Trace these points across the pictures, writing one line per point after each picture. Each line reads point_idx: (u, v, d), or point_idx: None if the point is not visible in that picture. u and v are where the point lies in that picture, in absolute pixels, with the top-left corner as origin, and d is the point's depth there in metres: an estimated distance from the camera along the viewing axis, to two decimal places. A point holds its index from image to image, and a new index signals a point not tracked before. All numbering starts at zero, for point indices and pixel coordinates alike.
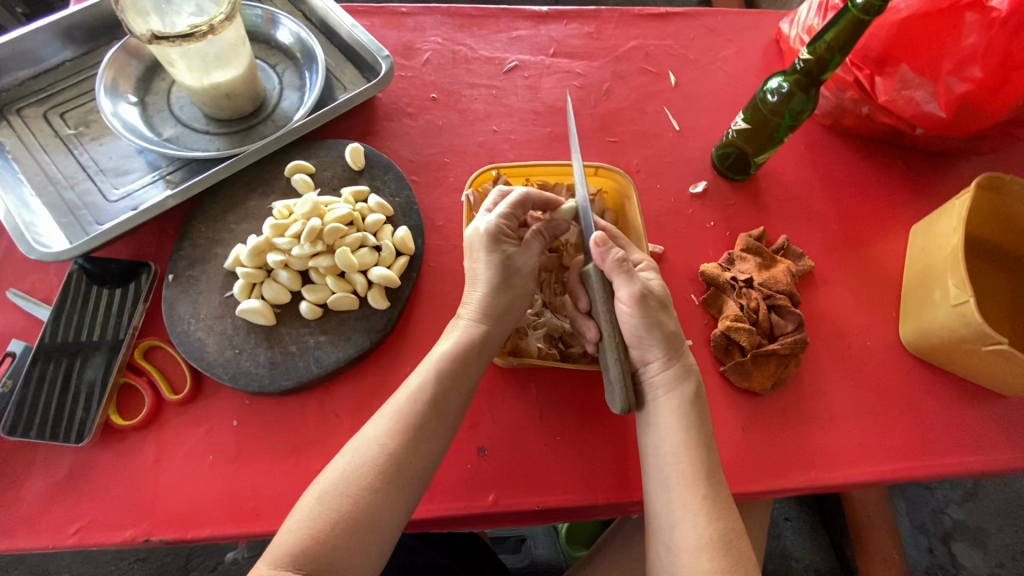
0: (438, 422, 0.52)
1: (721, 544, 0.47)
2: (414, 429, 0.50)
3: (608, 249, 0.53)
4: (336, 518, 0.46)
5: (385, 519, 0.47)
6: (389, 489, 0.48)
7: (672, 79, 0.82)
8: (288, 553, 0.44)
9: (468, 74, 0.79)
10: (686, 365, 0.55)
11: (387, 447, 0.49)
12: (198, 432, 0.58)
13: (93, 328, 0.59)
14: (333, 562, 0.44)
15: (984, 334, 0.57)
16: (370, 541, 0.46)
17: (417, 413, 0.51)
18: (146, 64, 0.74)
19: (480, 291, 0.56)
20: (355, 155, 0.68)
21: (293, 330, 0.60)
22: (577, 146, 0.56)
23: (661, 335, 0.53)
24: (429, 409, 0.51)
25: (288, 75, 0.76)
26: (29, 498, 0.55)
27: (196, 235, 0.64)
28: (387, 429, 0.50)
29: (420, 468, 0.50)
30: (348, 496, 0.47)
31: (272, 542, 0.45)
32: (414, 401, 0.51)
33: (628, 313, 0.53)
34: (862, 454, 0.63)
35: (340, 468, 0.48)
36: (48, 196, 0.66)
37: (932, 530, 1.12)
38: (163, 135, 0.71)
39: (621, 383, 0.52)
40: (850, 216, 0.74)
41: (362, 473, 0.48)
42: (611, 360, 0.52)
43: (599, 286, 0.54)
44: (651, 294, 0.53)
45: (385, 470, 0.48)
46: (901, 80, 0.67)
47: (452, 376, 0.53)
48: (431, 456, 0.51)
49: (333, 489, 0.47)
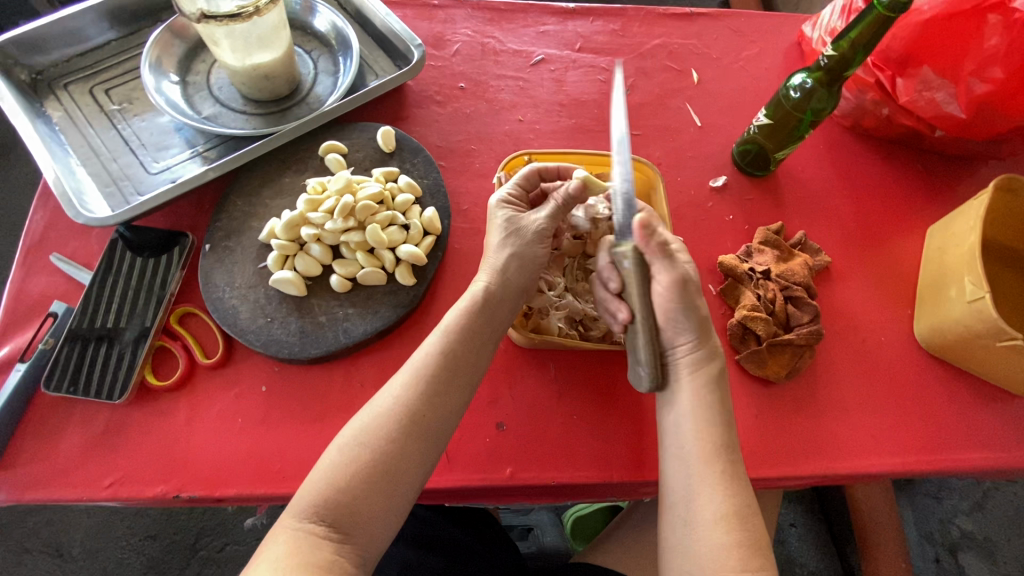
0: (450, 379, 0.53)
1: (737, 517, 0.49)
2: (430, 386, 0.52)
3: (650, 235, 0.53)
4: (357, 473, 0.47)
5: (408, 477, 0.49)
6: (412, 451, 0.49)
7: (695, 77, 0.83)
8: (313, 505, 0.46)
9: (495, 65, 0.81)
10: (712, 348, 0.56)
11: (402, 401, 0.51)
12: (228, 396, 0.60)
13: (132, 293, 0.62)
14: (356, 515, 0.46)
15: (999, 329, 0.58)
16: (393, 498, 0.48)
17: (436, 374, 0.53)
18: (189, 45, 0.77)
19: (500, 255, 0.58)
20: (386, 138, 0.71)
21: (323, 302, 0.62)
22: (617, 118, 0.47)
23: (695, 319, 0.55)
24: (443, 366, 0.53)
25: (322, 61, 0.78)
26: (65, 451, 0.57)
27: (232, 208, 0.67)
28: (404, 386, 0.52)
29: (437, 424, 0.51)
30: (370, 452, 0.48)
31: (296, 496, 0.47)
32: (428, 358, 0.53)
33: (664, 294, 0.54)
34: (874, 446, 0.63)
35: (358, 424, 0.50)
36: (92, 167, 0.69)
37: (939, 540, 1.12)
38: (203, 113, 0.73)
39: (651, 363, 0.54)
40: (868, 215, 0.76)
41: (382, 427, 0.50)
42: (644, 339, 0.53)
43: (636, 275, 0.52)
44: (690, 279, 0.54)
45: (405, 428, 0.50)
46: (922, 82, 0.69)
47: (463, 336, 0.55)
48: (447, 418, 0.52)
49: (354, 444, 0.49)
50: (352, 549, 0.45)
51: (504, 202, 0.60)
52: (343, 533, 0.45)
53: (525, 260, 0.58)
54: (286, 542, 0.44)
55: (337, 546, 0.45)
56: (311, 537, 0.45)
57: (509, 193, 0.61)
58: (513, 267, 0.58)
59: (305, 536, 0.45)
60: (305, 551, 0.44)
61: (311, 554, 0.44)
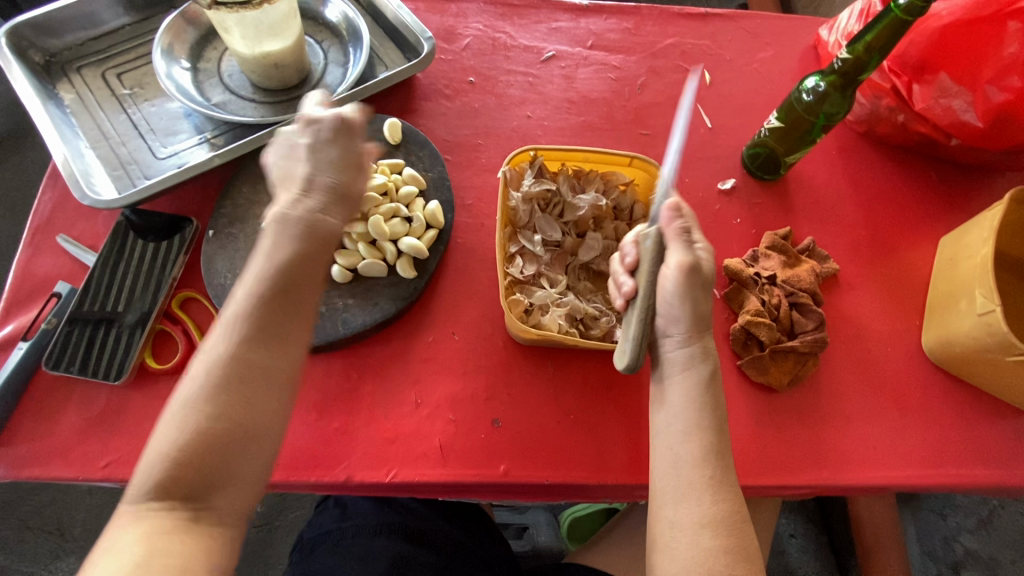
0: (268, 321, 0.45)
1: (724, 525, 0.49)
2: (248, 328, 0.44)
3: (676, 216, 0.54)
4: (201, 436, 0.41)
5: (266, 433, 0.44)
6: (257, 406, 0.44)
7: (707, 78, 0.82)
8: (156, 480, 0.40)
9: (506, 60, 0.81)
10: (705, 348, 0.54)
11: (242, 352, 0.44)
12: None
13: (134, 276, 0.62)
14: (209, 479, 0.41)
15: (1008, 344, 0.57)
16: (252, 452, 0.43)
17: (247, 317, 0.45)
18: (201, 31, 0.77)
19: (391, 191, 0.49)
20: (393, 130, 0.70)
21: (324, 292, 0.62)
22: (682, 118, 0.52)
23: (692, 314, 0.53)
24: (255, 309, 0.45)
25: (332, 52, 0.78)
26: (64, 431, 0.57)
27: (237, 195, 0.67)
28: (236, 331, 0.44)
29: (270, 369, 0.45)
30: (228, 411, 0.42)
31: (142, 467, 0.41)
32: (248, 301, 0.45)
33: (672, 283, 0.52)
34: (875, 457, 0.62)
35: (195, 384, 0.43)
36: (102, 150, 0.70)
37: (942, 558, 1.10)
38: (212, 100, 0.74)
39: (636, 344, 0.52)
40: (879, 223, 0.74)
41: (217, 380, 0.43)
42: (636, 319, 0.53)
43: (652, 252, 0.54)
44: (700, 270, 0.52)
45: (235, 372, 0.43)
46: (939, 89, 0.68)
47: (276, 276, 0.46)
48: (282, 362, 0.45)
49: (206, 400, 0.42)
50: (212, 510, 0.41)
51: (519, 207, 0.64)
52: (193, 502, 0.41)
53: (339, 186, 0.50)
54: (133, 526, 0.39)
55: (191, 511, 0.40)
56: (155, 517, 0.40)
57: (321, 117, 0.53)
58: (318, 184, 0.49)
59: (152, 514, 0.40)
60: (153, 535, 0.39)
61: (157, 535, 0.39)
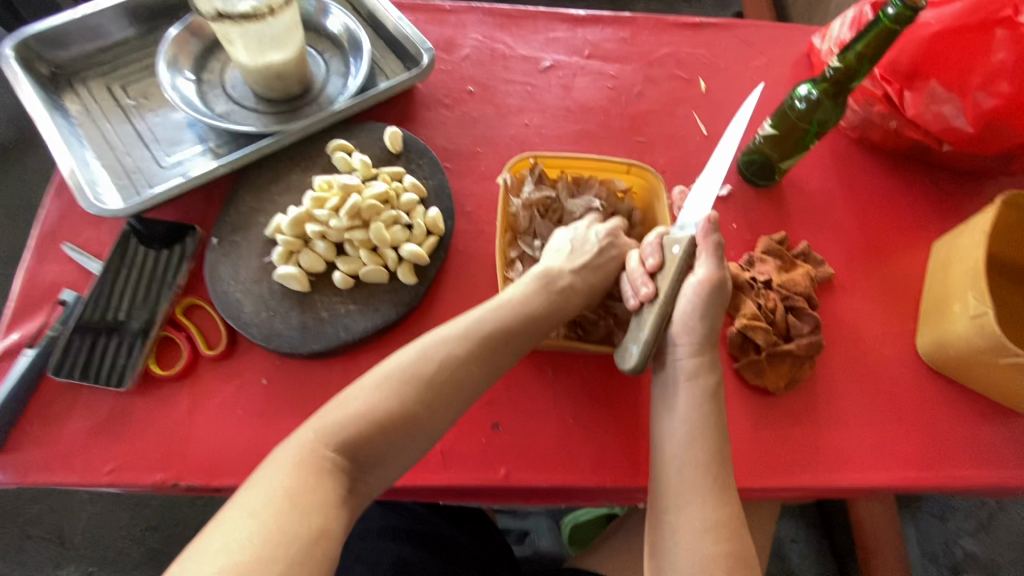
0: (498, 348, 0.54)
1: (726, 530, 0.50)
2: (479, 347, 0.53)
3: (711, 232, 0.57)
4: (371, 425, 0.46)
5: (425, 434, 0.49)
6: (435, 417, 0.49)
7: (702, 86, 0.84)
8: (335, 441, 0.45)
9: (504, 70, 0.82)
10: (714, 360, 0.58)
11: (455, 361, 0.51)
12: (229, 388, 0.61)
13: (140, 284, 0.63)
14: (366, 458, 0.46)
15: (1001, 346, 0.58)
16: (403, 447, 0.48)
17: (483, 343, 0.53)
18: (204, 43, 0.78)
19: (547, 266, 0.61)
20: (394, 139, 0.71)
21: (326, 298, 0.63)
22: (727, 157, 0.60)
23: (708, 328, 0.57)
24: (495, 334, 0.54)
25: (334, 62, 0.80)
26: (69, 436, 0.58)
27: (240, 204, 0.68)
28: (454, 342, 0.52)
29: (475, 390, 0.52)
30: (409, 400, 0.48)
31: (299, 443, 0.45)
32: (485, 324, 0.54)
33: (694, 292, 0.57)
34: (871, 459, 0.63)
35: (367, 384, 0.48)
36: (107, 160, 0.71)
37: (943, 561, 1.10)
38: (215, 110, 0.75)
39: (649, 345, 0.55)
40: (873, 228, 0.75)
41: (428, 378, 0.49)
42: (653, 322, 0.55)
43: (684, 256, 0.56)
44: (722, 286, 0.57)
45: (447, 377, 0.50)
46: (930, 95, 0.69)
47: (516, 310, 0.56)
48: (483, 385, 0.53)
49: (395, 387, 0.48)
50: (353, 494, 0.45)
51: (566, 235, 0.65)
52: (351, 472, 0.45)
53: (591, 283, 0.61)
54: (294, 465, 0.43)
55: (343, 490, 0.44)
56: (320, 468, 0.43)
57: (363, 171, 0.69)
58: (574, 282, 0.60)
59: (307, 480, 0.42)
60: (311, 481, 0.42)
61: (316, 484, 0.42)
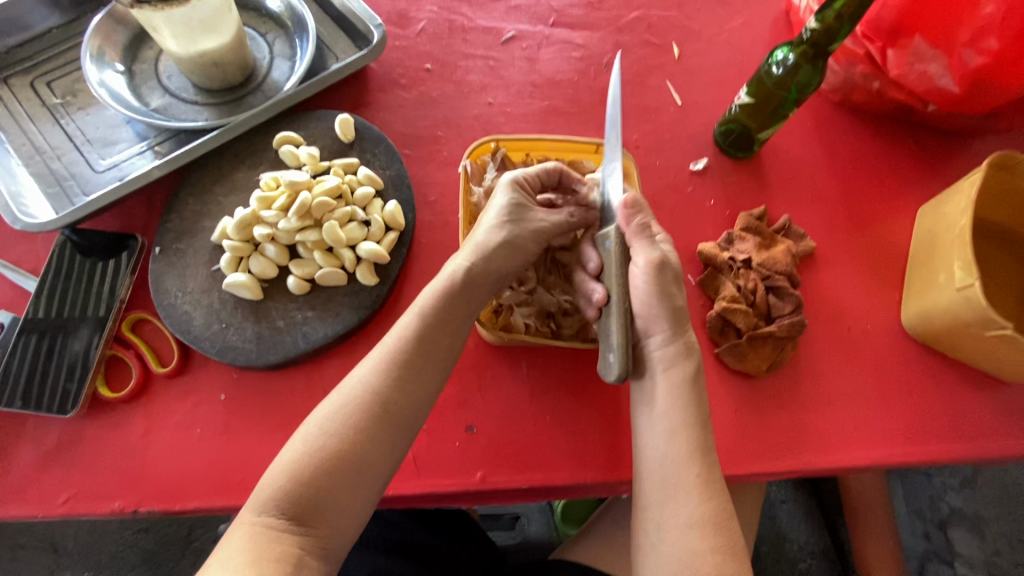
0: (423, 362, 0.50)
1: (712, 523, 0.49)
2: (400, 368, 0.49)
3: (634, 214, 0.54)
4: (318, 465, 0.44)
5: (374, 466, 0.46)
6: (384, 442, 0.47)
7: (675, 52, 0.79)
8: (273, 499, 0.43)
9: (463, 44, 0.76)
10: (688, 343, 0.55)
11: (375, 388, 0.48)
12: (185, 406, 0.57)
13: (80, 301, 0.59)
14: (319, 507, 0.44)
15: (988, 319, 0.55)
16: (358, 487, 0.45)
17: (410, 357, 0.50)
18: (133, 31, 0.72)
19: (487, 232, 0.54)
20: (345, 127, 0.66)
21: (281, 305, 0.60)
22: (615, 118, 0.55)
23: (670, 309, 0.53)
24: (416, 349, 0.50)
25: (278, 45, 0.74)
26: (19, 468, 0.55)
27: (183, 207, 0.64)
28: (371, 371, 0.49)
29: (411, 408, 0.49)
30: (334, 442, 0.45)
31: (255, 494, 0.44)
32: (400, 341, 0.50)
33: (643, 280, 0.53)
34: (856, 439, 0.61)
35: (313, 423, 0.47)
36: (35, 166, 0.65)
37: (929, 517, 1.10)
38: (151, 105, 0.69)
39: (623, 348, 0.51)
40: (856, 196, 0.72)
41: (350, 415, 0.47)
42: (617, 323, 0.52)
43: (617, 257, 0.54)
44: (668, 264, 0.53)
45: (370, 407, 0.47)
46: (914, 53, 0.65)
47: (437, 318, 0.51)
48: (419, 400, 0.49)
49: (318, 432, 0.46)
50: (314, 538, 0.43)
51: (519, 185, 0.56)
52: (305, 526, 0.43)
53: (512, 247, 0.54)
54: (241, 538, 0.42)
55: (300, 539, 0.42)
56: (268, 532, 0.42)
57: (318, 168, 0.64)
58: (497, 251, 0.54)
59: (263, 534, 0.42)
60: (261, 547, 0.41)
61: (269, 550, 0.41)
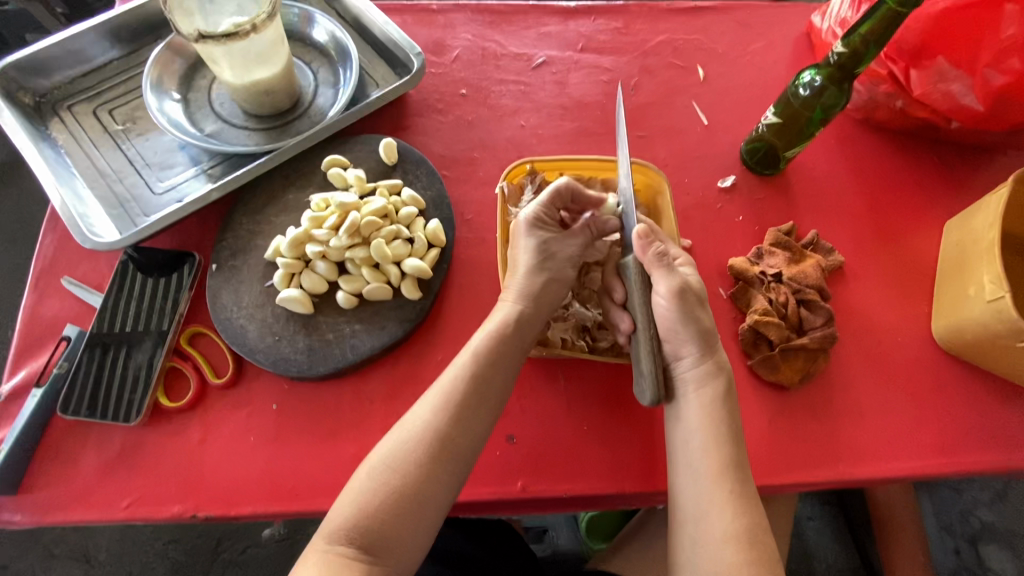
0: (478, 401, 0.52)
1: (747, 539, 0.50)
2: (457, 407, 0.51)
3: (650, 244, 0.55)
4: (383, 497, 0.47)
5: (436, 501, 0.49)
6: (442, 477, 0.49)
7: (700, 74, 0.81)
8: (342, 527, 0.46)
9: (496, 69, 0.80)
10: (717, 362, 0.56)
11: (433, 426, 0.50)
12: (240, 415, 0.60)
13: (141, 316, 0.62)
14: (384, 536, 0.46)
15: (1019, 331, 0.56)
16: (420, 520, 0.48)
17: (464, 399, 0.52)
18: (189, 62, 0.77)
19: (522, 273, 0.58)
20: (389, 150, 0.70)
21: (330, 319, 0.62)
22: (624, 142, 0.58)
23: (696, 331, 0.55)
24: (472, 388, 0.53)
25: (322, 73, 0.78)
26: (84, 473, 0.58)
27: (237, 226, 0.67)
28: (432, 409, 0.51)
29: (469, 447, 0.51)
30: (396, 474, 0.48)
31: (327, 518, 0.47)
32: (457, 381, 0.53)
33: (666, 305, 0.55)
34: (890, 450, 0.62)
35: (378, 455, 0.50)
36: (99, 189, 0.70)
37: (960, 532, 1.07)
38: (205, 130, 0.74)
39: (653, 375, 0.54)
40: (883, 212, 0.74)
41: (412, 450, 0.49)
42: (645, 352, 0.55)
43: (638, 282, 0.56)
44: (688, 289, 0.55)
45: (434, 451, 0.49)
46: (937, 73, 0.67)
47: (490, 358, 0.54)
48: (474, 437, 0.51)
49: (383, 468, 0.49)
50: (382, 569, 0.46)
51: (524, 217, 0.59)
52: (374, 554, 0.46)
53: (547, 282, 0.58)
54: (315, 564, 0.45)
55: (367, 569, 0.45)
56: (340, 560, 0.45)
57: (364, 189, 0.67)
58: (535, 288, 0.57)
59: (335, 561, 0.45)
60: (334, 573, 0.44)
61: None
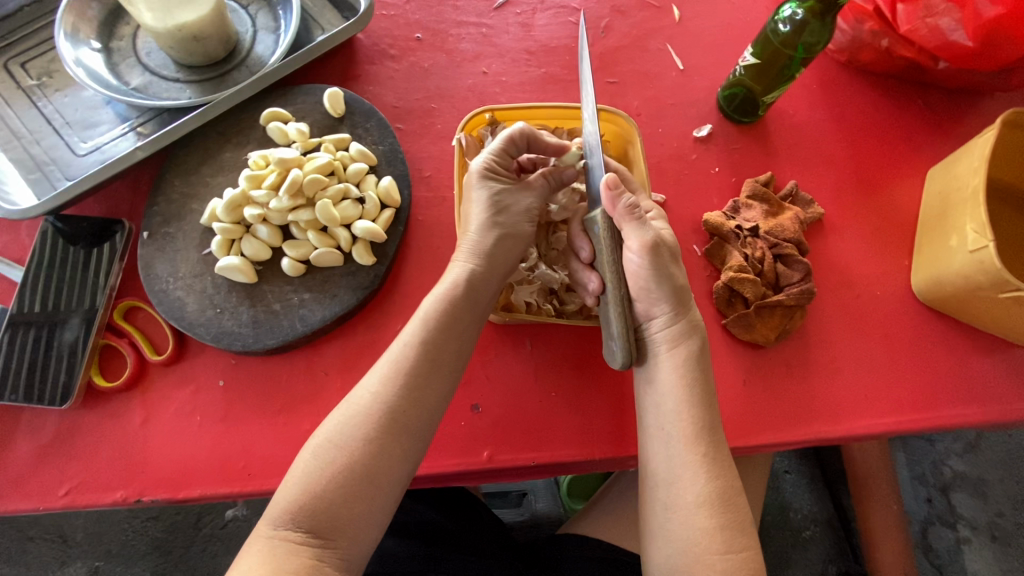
0: (434, 371, 0.49)
1: (720, 502, 0.48)
2: (409, 378, 0.48)
3: (620, 195, 0.50)
4: (332, 477, 0.44)
5: (391, 476, 0.46)
6: (394, 451, 0.46)
7: (676, 13, 0.75)
8: (287, 511, 0.43)
9: (454, 11, 0.73)
10: (692, 321, 0.53)
11: (383, 400, 0.47)
12: (184, 394, 0.56)
13: (68, 290, 0.57)
14: (335, 518, 0.43)
15: (1002, 281, 0.54)
16: (373, 498, 0.45)
17: (416, 368, 0.48)
18: (108, 6, 0.68)
19: (475, 231, 0.53)
20: (334, 101, 0.64)
21: (276, 288, 0.58)
22: (590, 80, 0.52)
23: (671, 289, 0.52)
24: (425, 355, 0.49)
25: (260, 17, 0.70)
26: (17, 461, 0.54)
27: (170, 189, 0.61)
28: (380, 381, 0.48)
29: (423, 418, 0.48)
30: (345, 454, 0.45)
31: (273, 501, 0.44)
32: (409, 351, 0.49)
33: (638, 263, 0.51)
34: (866, 407, 0.61)
35: (325, 432, 0.46)
36: (14, 152, 0.63)
37: (931, 481, 1.09)
38: (131, 84, 0.66)
39: (624, 338, 0.50)
40: (864, 160, 0.70)
41: (359, 426, 0.46)
42: (615, 313, 0.50)
43: (607, 240, 0.51)
44: (662, 244, 0.51)
45: (384, 424, 0.46)
46: (925, 6, 0.63)
47: (442, 325, 0.50)
48: (430, 408, 0.48)
49: (328, 445, 0.46)
50: (334, 551, 0.43)
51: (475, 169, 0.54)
52: (325, 537, 0.43)
53: (503, 240, 0.53)
54: (261, 551, 0.42)
55: (318, 553, 0.42)
56: (286, 544, 0.42)
57: (308, 144, 0.61)
58: (490, 247, 0.53)
59: (282, 546, 0.42)
60: (280, 559, 0.41)
61: (288, 563, 0.41)
